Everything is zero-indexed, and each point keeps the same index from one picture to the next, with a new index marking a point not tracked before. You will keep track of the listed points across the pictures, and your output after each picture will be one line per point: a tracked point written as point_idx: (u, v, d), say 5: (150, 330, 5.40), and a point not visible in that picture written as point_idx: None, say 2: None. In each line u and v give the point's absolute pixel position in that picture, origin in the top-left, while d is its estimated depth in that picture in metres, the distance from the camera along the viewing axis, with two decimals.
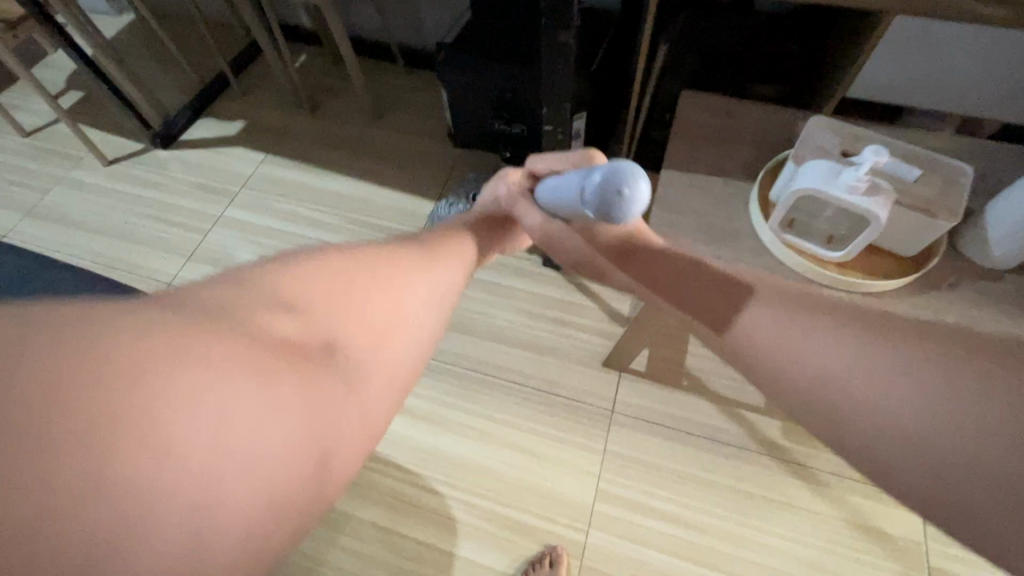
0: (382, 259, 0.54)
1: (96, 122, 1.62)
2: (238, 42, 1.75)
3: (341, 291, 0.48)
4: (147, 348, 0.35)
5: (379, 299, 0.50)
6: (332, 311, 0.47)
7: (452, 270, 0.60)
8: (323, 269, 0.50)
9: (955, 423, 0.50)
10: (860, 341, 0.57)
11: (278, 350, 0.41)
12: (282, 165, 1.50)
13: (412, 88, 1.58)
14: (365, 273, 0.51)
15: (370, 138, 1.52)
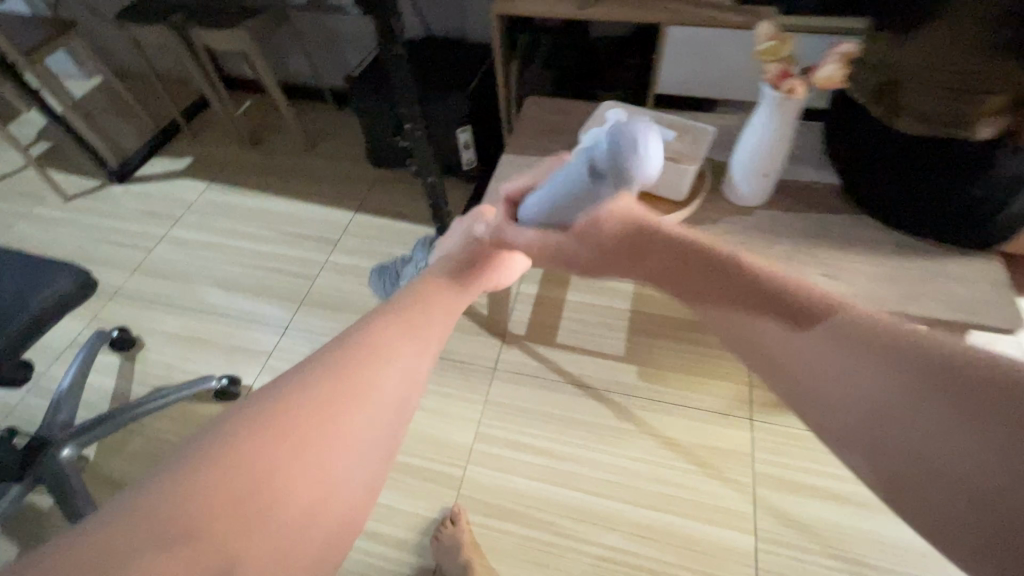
0: (325, 400, 0.44)
1: (60, 166, 1.83)
2: (190, 94, 2.00)
3: (263, 469, 0.39)
4: (130, 533, 0.34)
5: (324, 453, 0.42)
6: (248, 479, 0.38)
7: (395, 377, 0.48)
8: (314, 406, 0.44)
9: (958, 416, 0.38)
10: (884, 369, 0.41)
11: None
12: (222, 192, 1.70)
13: (339, 122, 1.82)
14: (308, 426, 0.42)
15: (300, 163, 1.74)
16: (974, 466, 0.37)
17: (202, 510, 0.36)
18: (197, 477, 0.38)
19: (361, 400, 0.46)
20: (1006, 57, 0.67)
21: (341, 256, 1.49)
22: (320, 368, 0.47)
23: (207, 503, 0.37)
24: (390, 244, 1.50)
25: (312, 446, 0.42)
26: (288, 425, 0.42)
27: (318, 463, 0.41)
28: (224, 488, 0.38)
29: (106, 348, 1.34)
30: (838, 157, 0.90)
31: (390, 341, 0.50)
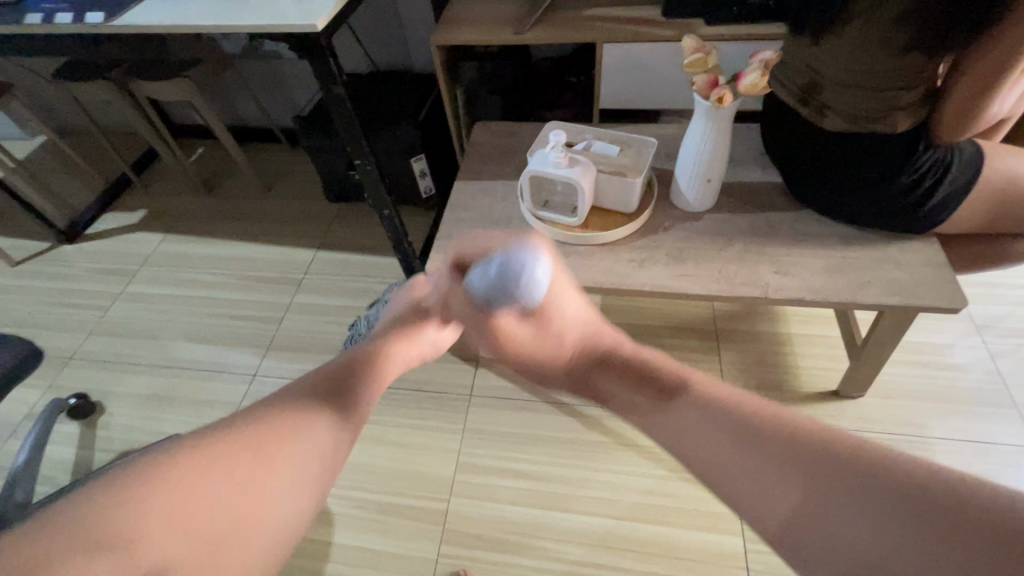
0: (225, 464, 0.42)
1: (6, 231, 1.77)
2: (140, 146, 1.97)
3: (201, 482, 0.41)
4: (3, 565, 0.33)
5: (211, 522, 0.39)
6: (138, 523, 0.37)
7: (302, 456, 0.46)
8: (215, 462, 0.42)
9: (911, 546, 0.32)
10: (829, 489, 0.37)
11: None
12: (178, 242, 1.67)
13: (295, 161, 1.82)
14: (210, 493, 0.40)
15: (258, 206, 1.72)
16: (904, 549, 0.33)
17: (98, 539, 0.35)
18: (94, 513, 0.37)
19: (269, 474, 0.44)
20: (912, 55, 0.71)
21: (306, 295, 1.47)
22: (244, 421, 0.47)
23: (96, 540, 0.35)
24: (354, 280, 1.48)
25: (198, 507, 0.39)
26: (181, 474, 0.40)
27: (201, 530, 0.39)
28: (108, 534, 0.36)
29: (65, 416, 1.29)
30: (778, 157, 0.93)
31: (297, 414, 0.49)
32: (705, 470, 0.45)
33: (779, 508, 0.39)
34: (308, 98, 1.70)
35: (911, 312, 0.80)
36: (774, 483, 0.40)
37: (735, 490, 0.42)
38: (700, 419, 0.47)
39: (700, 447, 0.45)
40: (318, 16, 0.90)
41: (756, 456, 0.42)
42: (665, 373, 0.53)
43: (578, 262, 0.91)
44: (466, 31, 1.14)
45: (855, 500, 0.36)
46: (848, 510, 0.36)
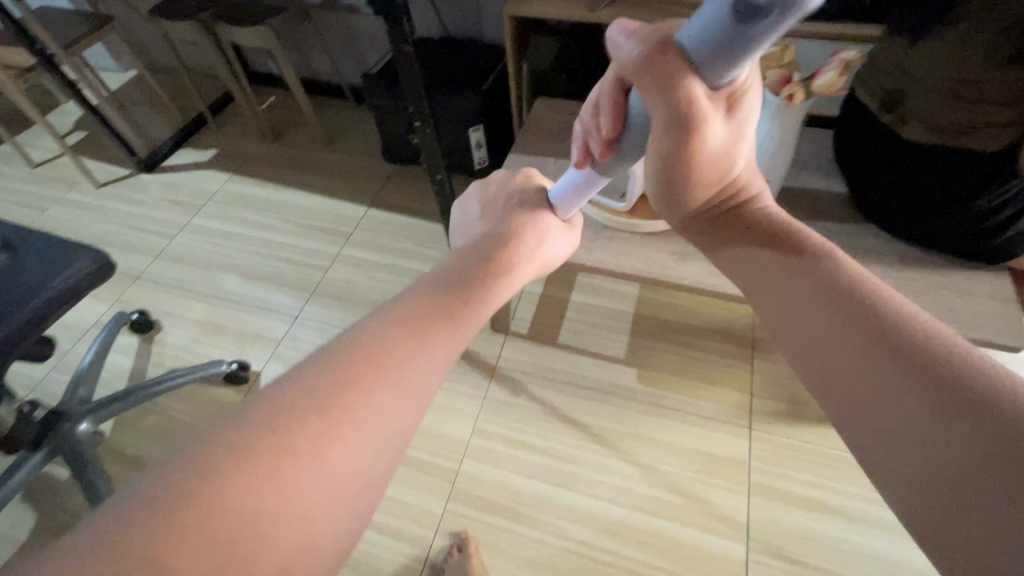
0: (315, 429, 0.35)
1: (94, 154, 1.92)
2: (219, 89, 2.07)
3: (337, 401, 0.37)
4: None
5: (317, 495, 0.34)
6: (231, 516, 0.31)
7: (413, 390, 0.40)
8: (322, 388, 0.37)
9: (971, 448, 0.32)
10: (903, 376, 0.37)
11: (243, 522, 0.31)
12: (244, 183, 1.76)
13: (359, 119, 1.87)
14: (300, 469, 0.34)
15: (319, 157, 1.78)
16: (961, 459, 0.32)
17: (180, 541, 0.30)
18: (167, 509, 0.31)
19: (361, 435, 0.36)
20: (1015, 68, 0.67)
21: (353, 248, 1.53)
22: (317, 378, 0.38)
23: (180, 549, 0.29)
24: (400, 240, 1.53)
25: (327, 449, 0.35)
26: (325, 387, 0.37)
27: (306, 504, 0.33)
28: (195, 535, 0.30)
29: (127, 330, 1.40)
30: (847, 165, 0.89)
31: (400, 349, 0.41)
32: (801, 334, 0.44)
33: (923, 458, 0.34)
34: (378, 57, 1.74)
35: (967, 344, 0.76)
36: (863, 359, 0.39)
37: (822, 359, 0.42)
38: (809, 304, 0.45)
39: (797, 317, 0.45)
40: None
41: (916, 406, 0.35)
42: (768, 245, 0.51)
43: (619, 248, 0.90)
44: (541, 3, 1.13)
45: (934, 403, 0.35)
46: (918, 409, 0.35)
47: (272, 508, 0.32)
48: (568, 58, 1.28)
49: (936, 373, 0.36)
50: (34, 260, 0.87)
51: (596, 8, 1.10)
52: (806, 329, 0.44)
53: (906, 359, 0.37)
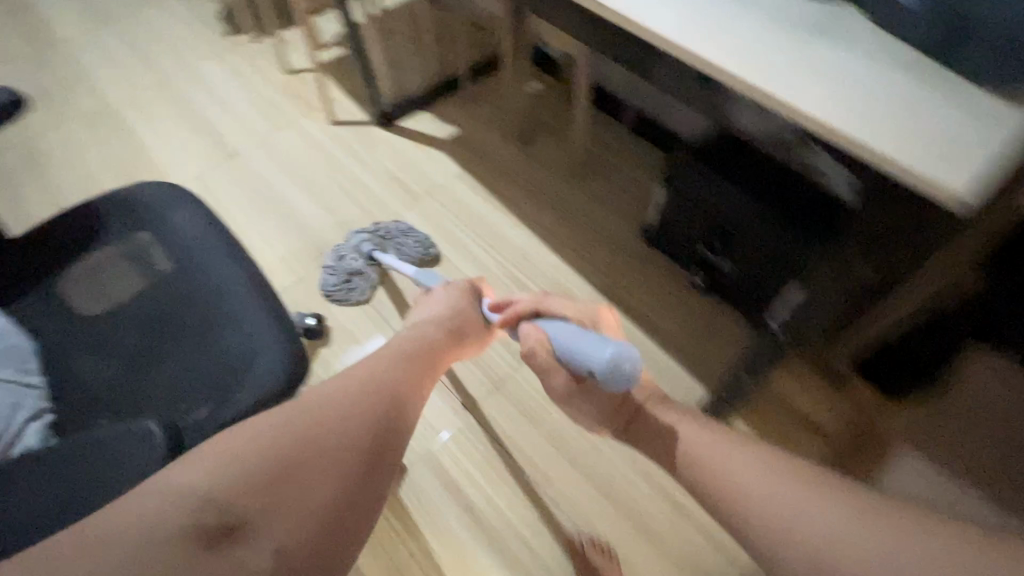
0: (320, 429, 0.61)
1: (342, 81, 1.77)
2: (486, 49, 1.76)
3: (380, 370, 0.71)
4: (163, 516, 0.50)
5: (353, 411, 0.64)
6: (296, 435, 0.59)
7: (420, 373, 0.75)
8: (381, 362, 0.73)
9: (852, 519, 0.49)
10: (801, 490, 0.53)
11: (323, 415, 0.62)
12: (469, 187, 1.48)
13: (628, 157, 1.45)
14: (313, 446, 0.59)
15: (564, 192, 1.42)
16: (828, 525, 0.49)
17: (218, 495, 0.53)
18: (214, 475, 0.54)
19: (354, 427, 0.63)
20: None
21: None
22: (314, 398, 0.64)
23: (233, 490, 0.54)
24: None
25: (372, 386, 0.68)
26: (385, 364, 0.73)
27: (347, 430, 0.62)
28: (271, 445, 0.57)
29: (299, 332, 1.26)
30: None
31: (426, 361, 0.78)
32: (715, 478, 0.59)
33: (819, 534, 0.49)
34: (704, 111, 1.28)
35: None
36: (775, 484, 0.54)
37: (738, 494, 0.56)
38: (713, 449, 0.61)
39: (716, 469, 0.59)
40: (954, 167, 0.51)
41: (833, 517, 0.49)
42: (690, 448, 0.64)
43: None
44: None
45: (809, 491, 0.53)
46: (830, 511, 0.50)
47: (344, 413, 0.63)
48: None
49: (820, 475, 0.55)
50: (231, 354, 0.70)
51: None
52: (733, 478, 0.57)
53: (800, 473, 0.55)
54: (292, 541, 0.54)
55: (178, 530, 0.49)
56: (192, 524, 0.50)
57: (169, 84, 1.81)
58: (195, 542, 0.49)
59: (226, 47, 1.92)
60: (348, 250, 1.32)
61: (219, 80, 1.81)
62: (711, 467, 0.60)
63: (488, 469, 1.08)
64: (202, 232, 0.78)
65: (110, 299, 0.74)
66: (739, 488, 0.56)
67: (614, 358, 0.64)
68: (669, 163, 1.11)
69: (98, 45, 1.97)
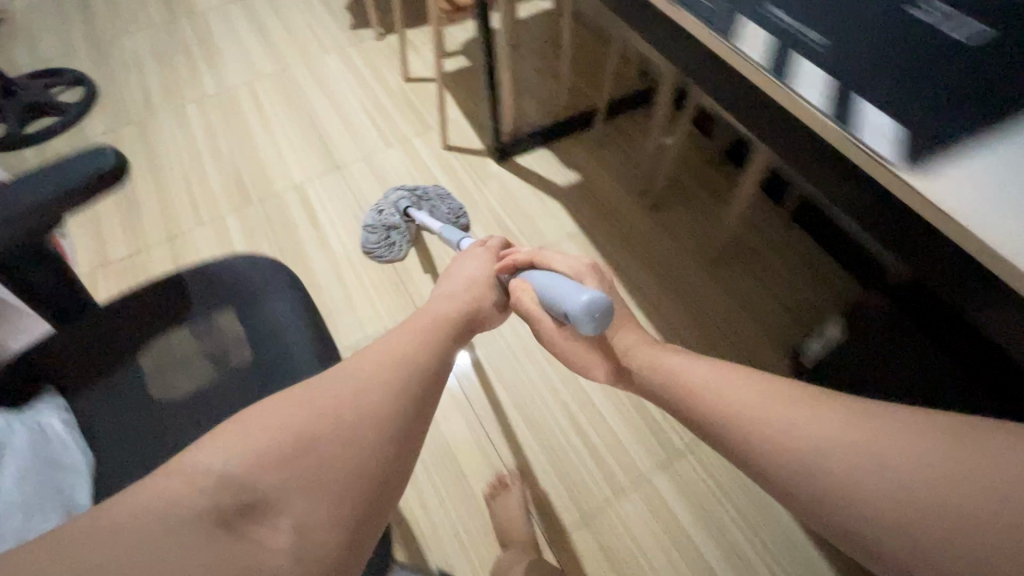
0: (351, 394, 0.44)
1: (462, 99, 1.62)
2: (626, 86, 1.56)
3: (409, 342, 0.53)
4: (172, 501, 0.34)
5: (362, 379, 0.46)
6: (297, 415, 0.41)
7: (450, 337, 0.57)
8: (401, 333, 0.55)
9: (995, 449, 0.35)
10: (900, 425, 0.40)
11: (342, 387, 0.44)
12: (582, 251, 1.30)
13: (782, 252, 1.23)
14: (346, 411, 0.42)
15: (695, 280, 1.22)
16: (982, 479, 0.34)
17: (240, 471, 0.37)
18: (235, 451, 0.38)
19: (374, 393, 0.45)
20: None
21: (669, 484, 0.99)
22: (333, 374, 0.46)
23: (249, 472, 0.37)
24: (738, 520, 0.96)
25: (393, 352, 0.51)
26: (402, 333, 0.55)
27: (366, 421, 0.42)
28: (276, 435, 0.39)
29: None
30: None
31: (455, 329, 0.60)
32: (794, 454, 0.43)
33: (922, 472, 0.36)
34: None
35: None
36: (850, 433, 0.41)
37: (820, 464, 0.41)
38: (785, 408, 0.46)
39: (787, 447, 0.43)
40: None
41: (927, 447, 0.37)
42: (745, 418, 0.47)
43: None
44: None
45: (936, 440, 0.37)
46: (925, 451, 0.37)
47: (359, 385, 0.45)
48: None
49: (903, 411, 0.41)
50: None
51: None
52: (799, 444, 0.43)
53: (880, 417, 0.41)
54: (322, 518, 0.36)
55: (174, 521, 0.32)
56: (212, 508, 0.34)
57: (287, 74, 1.75)
58: (198, 529, 0.32)
59: (348, 41, 1.83)
60: (387, 205, 1.36)
61: (335, 78, 1.72)
62: (786, 413, 0.45)
63: None
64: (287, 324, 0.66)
65: (184, 392, 0.63)
66: (838, 457, 0.40)
67: (592, 303, 0.57)
68: (852, 316, 0.88)
69: (226, 23, 1.94)
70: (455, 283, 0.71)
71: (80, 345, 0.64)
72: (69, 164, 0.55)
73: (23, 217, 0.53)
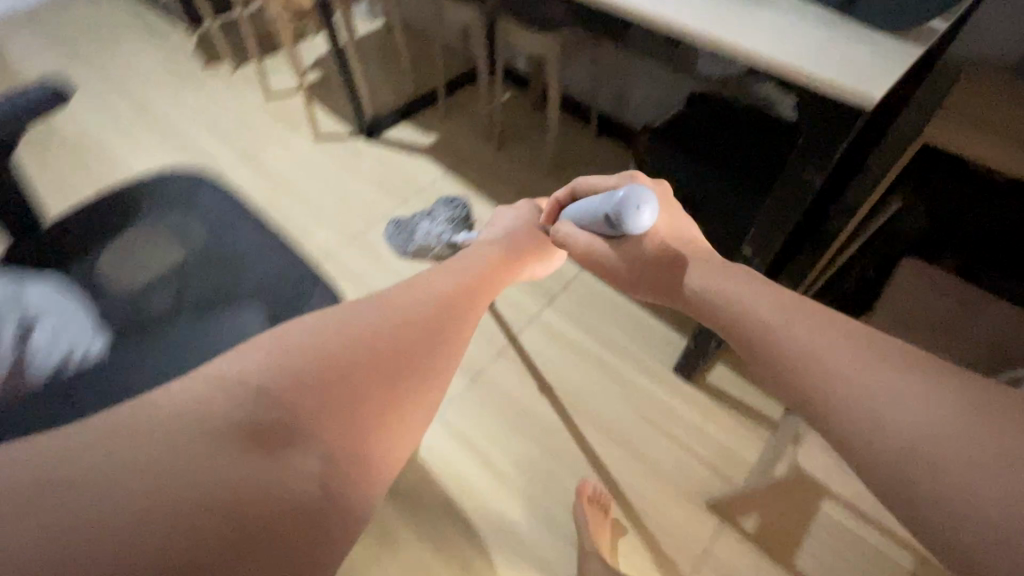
0: (366, 337, 0.50)
1: (324, 101, 1.87)
2: (457, 68, 1.93)
3: (401, 322, 0.53)
4: (199, 405, 0.40)
5: (369, 337, 0.50)
6: (300, 348, 0.47)
7: (443, 301, 0.59)
8: (390, 300, 0.56)
9: (939, 395, 0.37)
10: (900, 367, 0.40)
11: (333, 345, 0.48)
12: (455, 188, 1.60)
13: (598, 153, 1.64)
14: (378, 359, 0.49)
15: (541, 186, 1.58)
16: (917, 419, 0.37)
17: (255, 377, 0.43)
18: (259, 359, 0.45)
19: (362, 363, 0.48)
20: None
21: (556, 314, 1.28)
22: (343, 311, 0.53)
23: (281, 391, 0.42)
24: (612, 325, 1.26)
25: (393, 317, 0.53)
26: (396, 307, 0.55)
27: (353, 379, 0.46)
28: (288, 365, 0.44)
29: None
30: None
31: (463, 303, 0.61)
32: (783, 356, 0.44)
33: (895, 413, 0.37)
34: (661, 109, 1.49)
35: None
36: (843, 346, 0.42)
37: (796, 360, 0.43)
38: (789, 310, 0.47)
39: (780, 343, 0.45)
40: (872, 81, 0.57)
41: (904, 385, 0.39)
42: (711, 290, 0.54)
43: None
44: (980, 138, 0.77)
45: (906, 379, 0.39)
46: (904, 385, 0.38)
47: (339, 356, 0.47)
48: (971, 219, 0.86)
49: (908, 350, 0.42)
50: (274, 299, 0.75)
51: None
52: (787, 333, 0.45)
53: (888, 353, 0.41)
54: (324, 458, 0.41)
55: (208, 421, 0.39)
56: (224, 422, 0.39)
57: (150, 111, 1.88)
58: (235, 447, 0.38)
59: (204, 76, 2.00)
60: (426, 232, 1.33)
61: (201, 107, 1.88)
62: (795, 316, 0.46)
63: (502, 432, 1.13)
64: (227, 207, 0.85)
65: (133, 278, 0.79)
66: (812, 364, 0.42)
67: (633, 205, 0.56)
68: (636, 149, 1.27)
69: (74, 81, 2.00)
70: (497, 232, 0.86)
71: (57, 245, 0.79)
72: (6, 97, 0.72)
73: None
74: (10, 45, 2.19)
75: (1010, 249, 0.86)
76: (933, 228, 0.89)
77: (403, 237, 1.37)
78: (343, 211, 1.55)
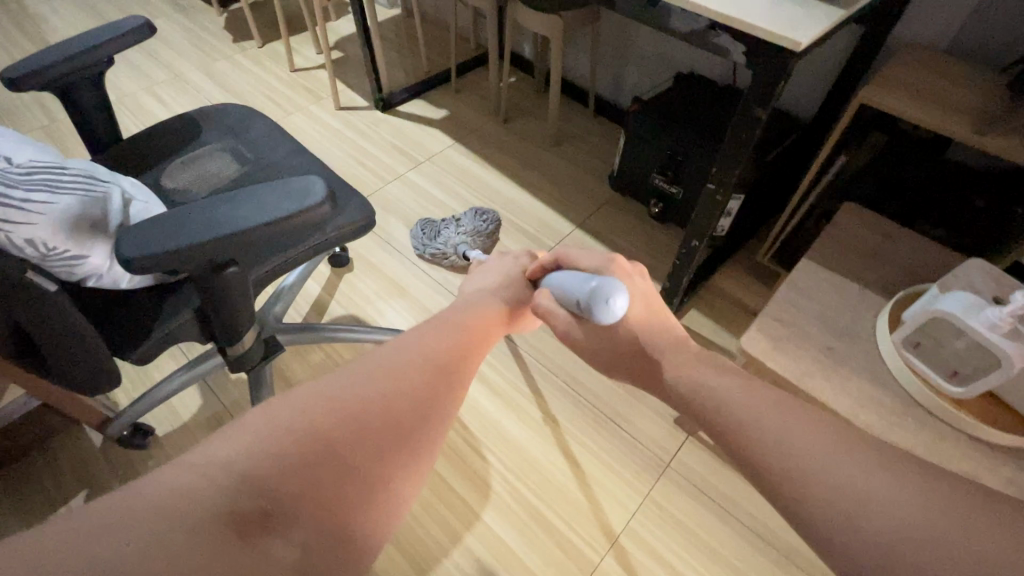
0: (353, 412, 0.43)
1: (345, 77, 2.03)
2: (468, 54, 2.10)
3: (385, 388, 0.46)
4: (185, 491, 0.35)
5: (348, 412, 0.43)
6: (266, 438, 0.39)
7: (430, 348, 0.53)
8: (359, 377, 0.47)
9: (906, 483, 0.38)
10: (867, 455, 0.41)
11: (315, 431, 0.41)
12: (462, 155, 1.75)
13: (594, 131, 1.80)
14: (370, 437, 0.43)
15: (541, 157, 1.74)
16: (875, 501, 0.37)
17: (257, 469, 0.38)
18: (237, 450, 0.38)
19: (316, 458, 0.40)
20: None
21: None
22: (324, 382, 0.45)
23: (264, 476, 0.37)
24: None
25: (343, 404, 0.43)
26: (384, 368, 0.48)
27: (328, 464, 0.40)
28: (254, 465, 0.38)
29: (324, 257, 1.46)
30: None
31: (435, 379, 0.50)
32: (765, 452, 0.42)
33: (852, 488, 0.38)
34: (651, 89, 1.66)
35: None
36: (832, 451, 0.41)
37: (778, 457, 0.42)
38: (791, 418, 0.44)
39: (781, 452, 0.42)
40: (805, 28, 0.73)
41: (867, 477, 0.39)
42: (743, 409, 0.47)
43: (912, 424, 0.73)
44: (909, 99, 0.92)
45: (868, 464, 0.40)
46: (860, 469, 0.39)
47: (321, 437, 0.41)
48: (902, 171, 1.01)
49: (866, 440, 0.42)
50: None
51: (984, 132, 0.86)
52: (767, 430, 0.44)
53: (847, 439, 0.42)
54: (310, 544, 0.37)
55: (197, 515, 0.34)
56: (221, 507, 0.35)
57: (183, 79, 2.03)
58: (216, 536, 0.33)
59: (233, 51, 2.16)
60: (447, 242, 1.43)
61: (230, 78, 2.04)
62: (771, 419, 0.44)
63: (496, 355, 1.26)
64: (274, 136, 1.01)
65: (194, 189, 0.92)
66: (791, 455, 0.41)
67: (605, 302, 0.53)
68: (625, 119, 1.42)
69: None
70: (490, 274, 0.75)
71: (130, 156, 0.94)
72: (97, 28, 0.85)
73: (88, 54, 0.82)
74: (49, 15, 2.33)
75: (934, 199, 1.01)
76: (870, 180, 1.05)
77: (426, 236, 1.46)
78: (359, 171, 1.69)
